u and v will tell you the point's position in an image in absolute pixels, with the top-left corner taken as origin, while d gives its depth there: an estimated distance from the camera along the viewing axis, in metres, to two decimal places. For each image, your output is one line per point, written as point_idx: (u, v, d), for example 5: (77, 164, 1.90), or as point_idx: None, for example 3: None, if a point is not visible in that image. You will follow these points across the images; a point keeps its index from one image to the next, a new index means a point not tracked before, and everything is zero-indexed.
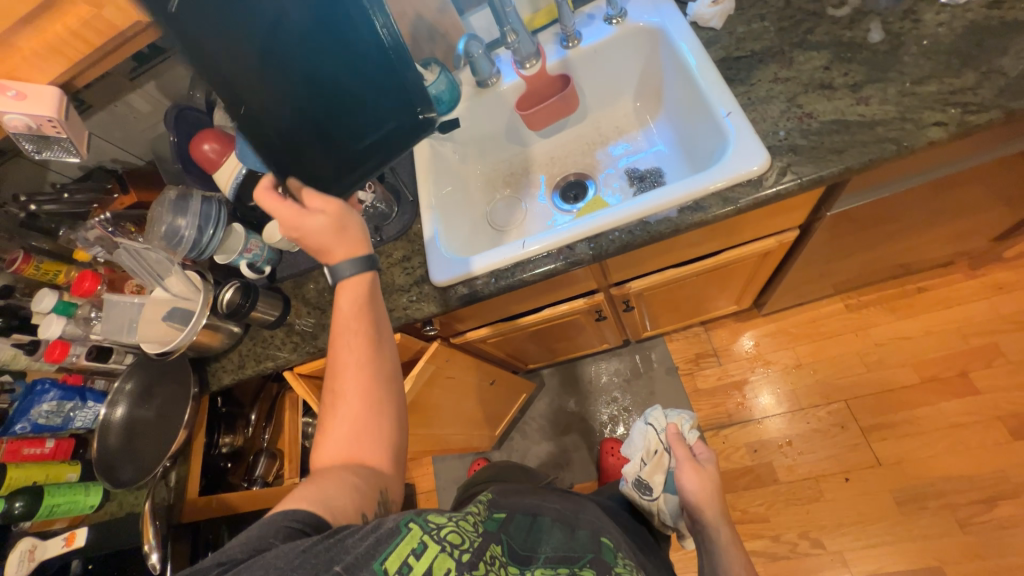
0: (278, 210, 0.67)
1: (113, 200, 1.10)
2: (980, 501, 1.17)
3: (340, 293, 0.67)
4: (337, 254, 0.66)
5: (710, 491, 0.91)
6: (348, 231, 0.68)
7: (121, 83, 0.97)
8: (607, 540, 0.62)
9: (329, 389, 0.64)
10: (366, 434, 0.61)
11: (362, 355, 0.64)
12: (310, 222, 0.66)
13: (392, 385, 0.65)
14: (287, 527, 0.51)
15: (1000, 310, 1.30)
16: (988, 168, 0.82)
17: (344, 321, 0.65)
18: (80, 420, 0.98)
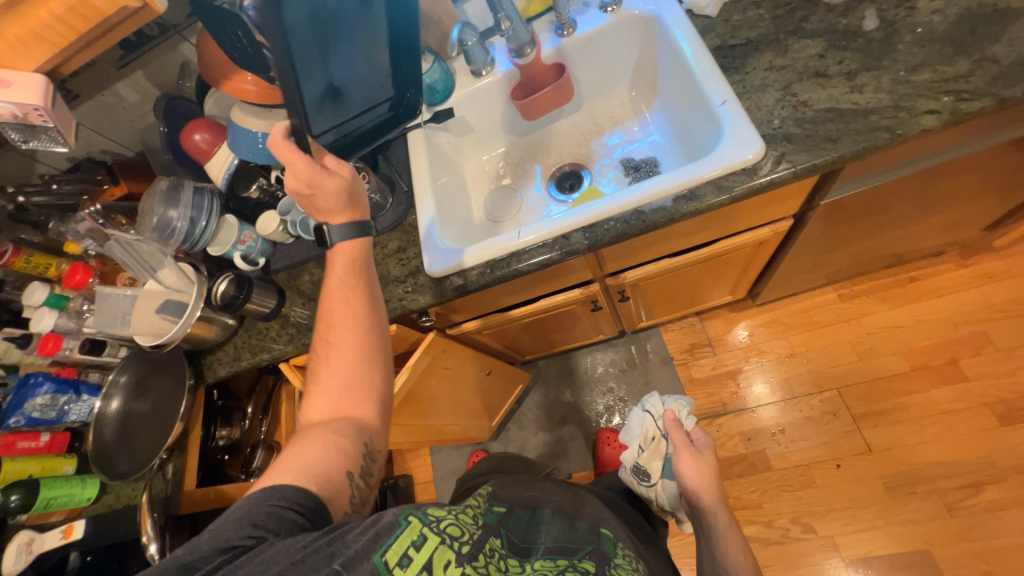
0: (291, 161, 0.67)
1: (103, 191, 1.09)
2: (967, 486, 1.19)
3: (334, 256, 0.71)
4: (337, 219, 0.70)
5: (707, 475, 0.89)
6: (358, 196, 0.72)
7: (109, 72, 0.96)
8: (608, 531, 0.63)
9: (319, 348, 0.67)
10: (354, 389, 0.64)
11: (353, 312, 0.67)
12: (327, 181, 0.68)
13: (382, 344, 0.68)
14: (279, 506, 0.52)
15: (990, 299, 1.32)
16: (980, 157, 0.83)
17: (338, 283, 0.69)
18: (75, 413, 0.97)
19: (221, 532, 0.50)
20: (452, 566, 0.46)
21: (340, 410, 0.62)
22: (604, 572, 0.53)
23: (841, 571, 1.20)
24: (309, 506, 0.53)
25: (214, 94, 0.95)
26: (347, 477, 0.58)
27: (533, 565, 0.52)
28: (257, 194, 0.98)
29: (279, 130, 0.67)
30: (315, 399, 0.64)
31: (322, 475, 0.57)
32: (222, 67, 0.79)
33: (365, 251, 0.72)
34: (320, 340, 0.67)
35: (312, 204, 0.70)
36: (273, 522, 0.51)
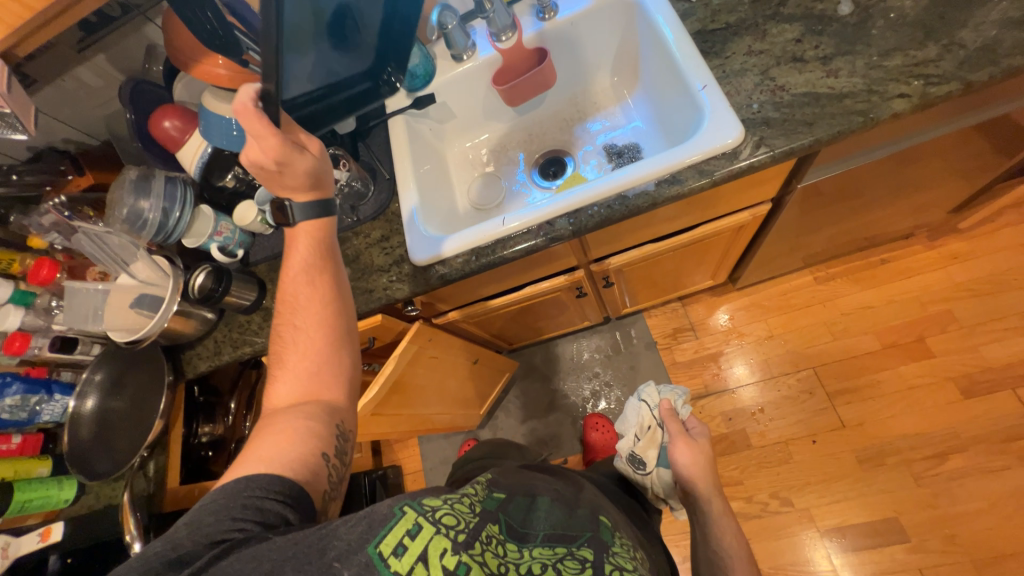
0: (256, 132, 0.61)
1: (67, 181, 1.04)
2: (933, 456, 1.26)
3: (297, 238, 0.69)
4: (300, 196, 0.68)
5: (703, 463, 0.90)
6: (326, 176, 0.70)
7: (68, 55, 0.91)
8: (606, 519, 0.64)
9: (284, 332, 0.67)
10: (323, 373, 0.64)
11: (320, 296, 0.67)
12: (298, 159, 0.65)
13: (349, 330, 0.68)
14: (258, 497, 0.52)
15: (955, 278, 1.38)
16: (946, 141, 0.86)
17: (302, 266, 0.68)
18: (48, 413, 0.94)
19: (200, 527, 0.50)
20: (447, 555, 0.47)
21: (309, 394, 0.63)
22: (602, 558, 0.53)
23: (817, 540, 1.25)
24: (288, 493, 0.54)
25: (185, 79, 0.94)
26: (323, 458, 0.59)
27: (530, 551, 0.52)
28: (232, 183, 0.95)
29: (245, 96, 0.61)
30: (282, 384, 0.64)
31: (297, 459, 0.57)
32: (191, 50, 0.76)
33: (329, 232, 0.71)
34: (285, 324, 0.67)
35: (272, 178, 0.67)
36: (254, 514, 0.51)
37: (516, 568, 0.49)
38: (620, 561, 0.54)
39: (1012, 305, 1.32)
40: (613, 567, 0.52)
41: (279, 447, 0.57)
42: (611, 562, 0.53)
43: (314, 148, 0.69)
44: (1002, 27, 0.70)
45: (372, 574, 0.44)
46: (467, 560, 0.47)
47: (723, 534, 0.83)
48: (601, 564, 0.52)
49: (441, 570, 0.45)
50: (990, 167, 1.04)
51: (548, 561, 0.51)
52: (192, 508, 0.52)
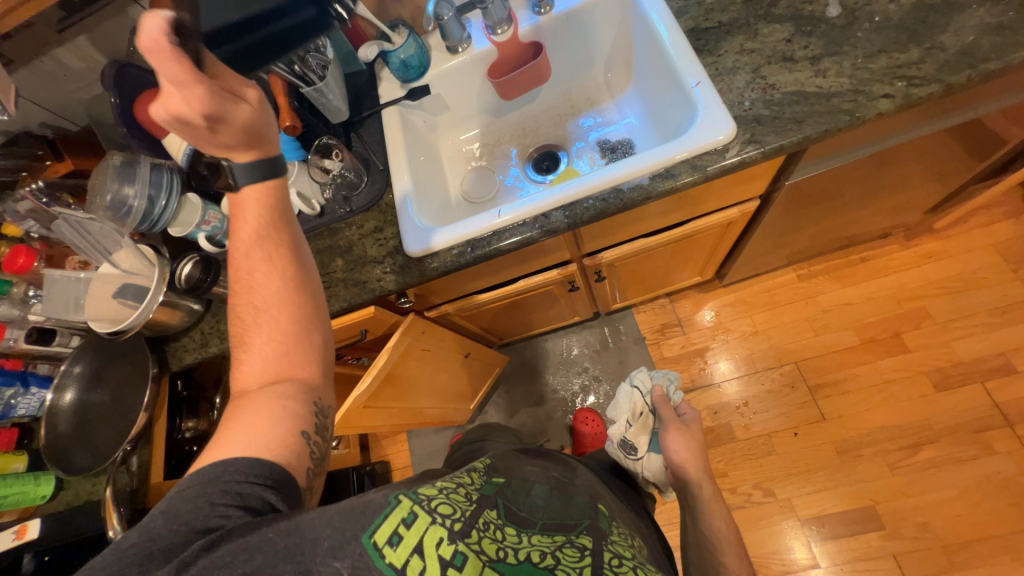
0: (177, 79, 0.53)
1: (44, 166, 1.00)
2: (907, 447, 1.31)
3: (244, 209, 0.64)
4: (239, 155, 0.63)
5: (697, 449, 0.93)
6: (267, 130, 0.64)
7: (48, 35, 0.87)
8: (604, 507, 0.65)
9: (244, 313, 0.63)
10: (293, 350, 0.62)
11: (278, 270, 0.63)
12: (235, 111, 0.59)
13: (317, 305, 0.65)
14: (234, 482, 0.51)
15: (930, 277, 1.43)
16: (923, 143, 0.89)
17: (254, 239, 0.64)
18: (24, 408, 0.90)
19: (180, 515, 0.49)
20: (444, 543, 0.47)
21: (282, 373, 0.60)
22: (601, 546, 0.54)
23: (798, 530, 1.29)
24: (267, 476, 0.52)
25: None
26: (303, 437, 0.58)
27: (529, 536, 0.53)
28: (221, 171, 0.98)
29: (154, 27, 0.50)
30: (248, 365, 0.61)
31: (276, 441, 0.55)
32: None
33: (277, 196, 0.66)
34: (244, 305, 0.63)
35: (200, 135, 0.59)
36: (234, 500, 0.50)
37: (515, 553, 0.49)
38: (618, 549, 0.55)
39: (983, 302, 1.38)
40: (612, 555, 0.53)
41: (254, 431, 0.55)
42: (609, 549, 0.54)
43: (250, 97, 0.62)
44: (981, 32, 0.73)
45: (367, 564, 0.44)
46: (464, 549, 0.47)
47: (712, 515, 0.87)
48: (600, 552, 0.53)
49: (439, 559, 0.46)
50: (965, 169, 1.08)
51: (548, 548, 0.51)
52: (170, 496, 0.51)
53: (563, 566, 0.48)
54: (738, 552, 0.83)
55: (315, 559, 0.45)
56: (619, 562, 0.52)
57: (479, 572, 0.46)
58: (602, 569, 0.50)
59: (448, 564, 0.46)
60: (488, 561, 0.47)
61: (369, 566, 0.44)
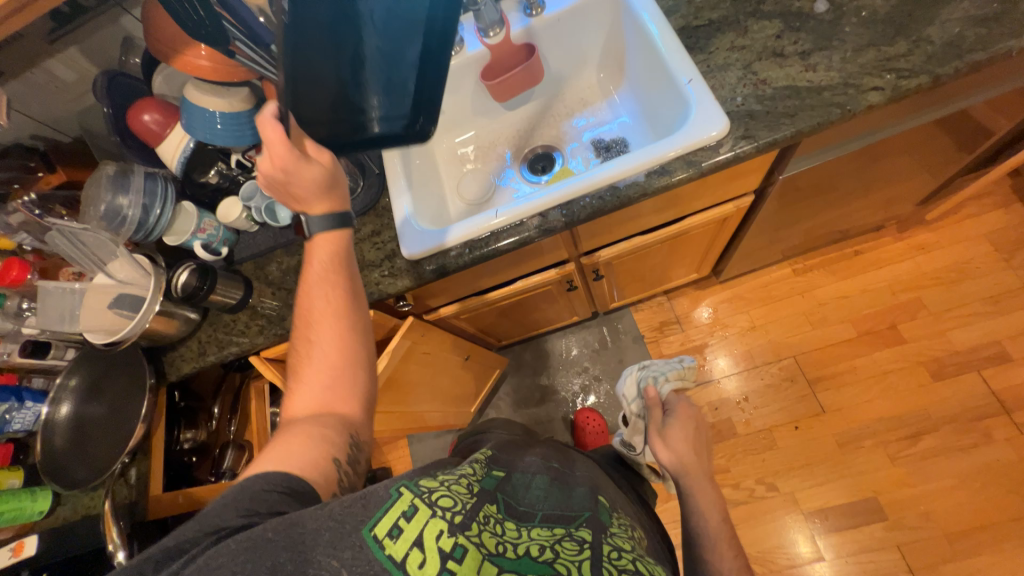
0: (270, 145, 0.62)
1: (37, 179, 1.01)
2: (907, 437, 1.32)
3: (314, 250, 0.69)
4: (314, 208, 0.68)
5: (689, 444, 0.92)
6: (336, 186, 0.69)
7: (39, 47, 0.87)
8: (604, 500, 0.65)
9: (300, 347, 0.67)
10: (338, 385, 0.64)
11: (335, 312, 0.66)
12: (306, 170, 0.64)
13: (365, 344, 0.68)
14: (263, 490, 0.52)
15: (923, 268, 1.45)
16: (911, 135, 0.90)
17: (317, 280, 0.68)
18: (19, 421, 0.88)
19: (206, 519, 0.50)
20: (444, 536, 0.46)
21: (325, 406, 0.63)
22: (601, 539, 0.53)
23: (802, 523, 1.29)
24: (295, 487, 0.53)
25: (164, 71, 0.90)
26: (334, 464, 0.58)
27: (529, 531, 0.52)
28: (215, 179, 0.94)
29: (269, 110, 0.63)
30: (298, 397, 0.64)
31: (309, 463, 0.56)
32: (172, 39, 0.73)
33: (345, 244, 0.71)
34: (301, 339, 0.67)
35: (286, 191, 0.66)
36: (256, 506, 0.50)
37: (514, 547, 0.48)
38: (618, 542, 0.54)
39: (975, 291, 1.40)
40: (611, 547, 0.52)
41: (290, 455, 0.57)
42: (609, 542, 0.53)
43: (326, 158, 0.67)
44: (966, 24, 0.74)
45: (366, 556, 0.44)
46: (463, 541, 0.46)
47: (709, 511, 0.85)
48: (600, 544, 0.52)
49: (439, 551, 0.45)
50: (953, 161, 1.10)
51: (546, 542, 0.50)
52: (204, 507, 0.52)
53: (563, 560, 0.47)
54: (722, 550, 0.80)
55: (315, 549, 0.45)
56: (619, 554, 0.51)
57: (479, 565, 0.45)
58: (602, 562, 0.48)
59: (448, 557, 0.45)
60: (488, 554, 0.46)
61: (367, 558, 0.44)
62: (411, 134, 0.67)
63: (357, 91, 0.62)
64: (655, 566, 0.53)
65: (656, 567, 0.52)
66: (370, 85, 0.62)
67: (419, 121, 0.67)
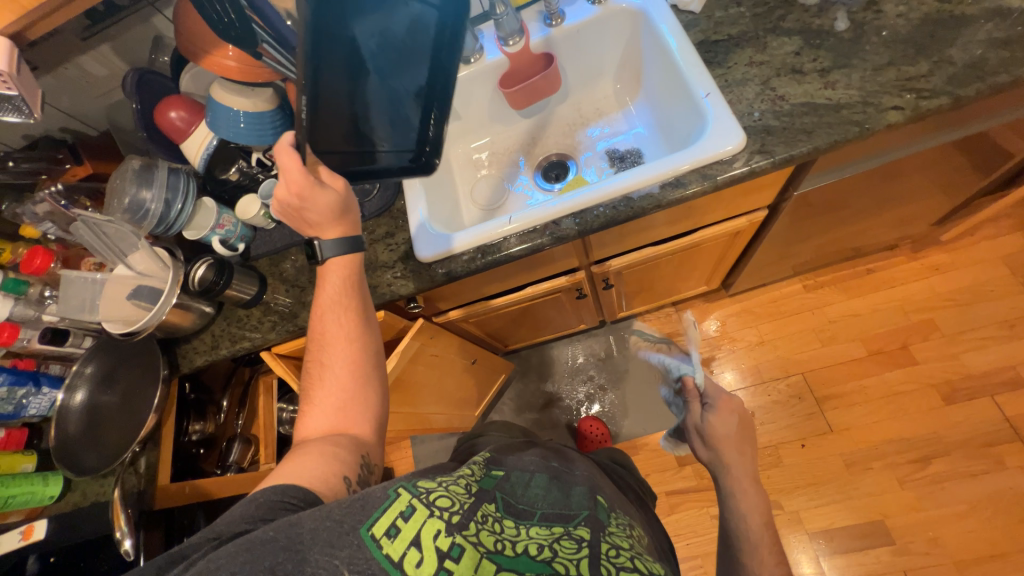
0: (286, 173, 0.65)
1: (64, 170, 1.01)
2: (917, 460, 1.29)
3: (327, 272, 0.72)
4: (327, 232, 0.70)
5: (727, 436, 0.90)
6: (348, 211, 0.71)
7: (73, 43, 0.90)
8: (603, 499, 0.63)
9: (312, 370, 0.70)
10: (349, 406, 0.66)
11: (347, 334, 0.69)
12: (320, 196, 0.67)
13: (375, 366, 0.70)
14: (273, 499, 0.53)
15: (937, 288, 1.43)
16: (929, 156, 0.90)
17: (330, 303, 0.71)
18: (34, 407, 0.90)
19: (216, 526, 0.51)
20: (441, 535, 0.46)
21: (338, 427, 0.65)
22: (599, 537, 0.53)
23: (806, 544, 1.28)
24: (304, 500, 0.55)
25: (192, 70, 0.93)
26: (345, 482, 0.59)
27: (527, 529, 0.52)
28: (236, 177, 0.96)
29: (285, 139, 0.67)
30: (310, 418, 0.67)
31: (320, 478, 0.58)
32: (201, 39, 0.75)
33: (357, 266, 0.73)
34: (313, 361, 0.70)
35: (301, 215, 0.70)
36: (265, 514, 0.52)
37: (512, 545, 0.48)
38: (616, 540, 0.53)
39: (992, 314, 1.38)
40: (609, 545, 0.51)
41: (301, 470, 0.58)
42: (607, 540, 0.52)
43: (340, 184, 0.69)
44: (988, 46, 0.74)
45: (365, 555, 0.44)
46: (461, 541, 0.46)
47: (749, 513, 0.81)
48: (598, 542, 0.51)
49: (436, 550, 0.45)
50: (971, 183, 1.09)
51: (545, 541, 0.50)
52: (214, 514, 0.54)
53: (561, 559, 0.47)
54: (763, 556, 0.75)
55: (312, 548, 0.46)
56: (617, 552, 0.50)
57: (477, 563, 0.45)
58: (601, 560, 0.48)
59: (444, 556, 0.45)
60: (486, 552, 0.46)
61: (365, 557, 0.44)
62: (417, 169, 0.73)
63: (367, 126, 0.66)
64: (654, 564, 0.52)
65: (655, 565, 0.52)
66: (379, 122, 0.67)
67: (425, 158, 0.73)
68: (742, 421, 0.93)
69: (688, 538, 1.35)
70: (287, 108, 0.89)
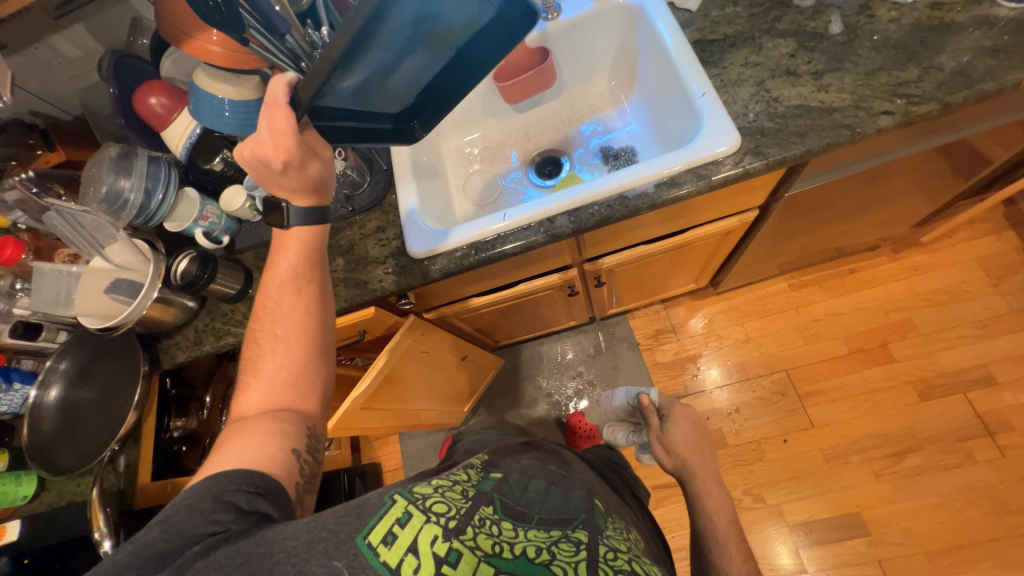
0: (276, 129, 0.60)
1: (35, 157, 0.98)
2: (893, 454, 1.34)
3: (286, 238, 0.68)
4: (298, 199, 0.67)
5: (687, 443, 0.92)
6: (329, 183, 0.69)
7: (44, 22, 0.86)
8: (600, 503, 0.64)
9: (261, 339, 0.66)
10: (299, 382, 0.64)
11: (303, 306, 0.66)
12: (306, 166, 0.64)
13: (328, 343, 0.68)
14: (232, 490, 0.52)
15: (916, 289, 1.47)
16: (911, 160, 0.92)
17: (289, 274, 0.67)
18: (5, 404, 0.85)
19: (173, 523, 0.49)
20: (439, 540, 0.46)
21: (284, 403, 0.62)
22: (597, 541, 0.53)
23: (785, 535, 1.31)
24: (261, 485, 0.54)
25: (173, 54, 0.88)
26: (293, 454, 0.59)
27: (526, 532, 0.52)
28: (220, 167, 0.95)
29: (278, 87, 0.59)
30: (253, 391, 0.63)
31: (270, 457, 0.57)
32: (184, 23, 0.72)
33: (321, 239, 0.70)
34: (264, 330, 0.66)
35: (271, 177, 0.65)
36: (226, 510, 0.50)
37: (511, 547, 0.48)
38: (614, 543, 0.54)
39: (965, 314, 1.43)
40: (608, 548, 0.52)
41: (251, 450, 0.57)
42: (605, 543, 0.53)
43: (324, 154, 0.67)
44: (976, 54, 0.76)
45: (361, 564, 0.44)
46: (459, 545, 0.46)
47: (715, 514, 0.83)
48: (596, 545, 0.52)
49: (433, 556, 0.45)
50: (950, 187, 1.12)
51: (543, 544, 0.50)
52: (166, 507, 0.52)
53: (559, 562, 0.47)
54: (731, 554, 0.78)
55: (309, 560, 0.45)
56: (615, 556, 0.51)
57: (474, 568, 0.45)
58: (598, 564, 0.49)
59: (442, 562, 0.45)
60: (484, 557, 0.46)
61: (362, 564, 0.44)
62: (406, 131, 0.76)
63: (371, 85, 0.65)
64: (650, 567, 0.53)
65: (651, 568, 0.52)
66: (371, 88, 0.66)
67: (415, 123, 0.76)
68: (696, 424, 0.96)
69: (674, 531, 1.37)
70: None
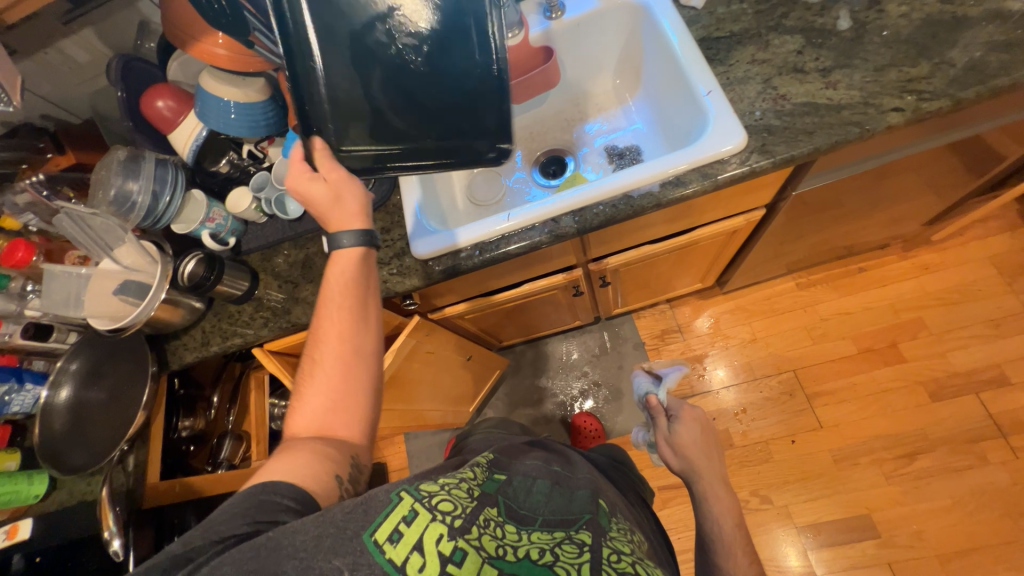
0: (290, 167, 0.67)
1: (46, 160, 0.99)
2: (903, 455, 1.32)
3: (333, 263, 0.68)
4: (332, 224, 0.67)
5: (695, 445, 0.90)
6: (343, 200, 0.67)
7: (54, 27, 0.87)
8: (605, 504, 0.64)
9: (307, 363, 0.67)
10: (340, 410, 0.63)
11: (341, 330, 0.65)
12: (312, 188, 0.66)
13: (371, 370, 0.66)
14: (271, 499, 0.52)
15: (927, 288, 1.45)
16: (922, 158, 0.91)
17: (326, 296, 0.67)
18: (17, 404, 0.87)
19: (211, 525, 0.50)
20: (444, 539, 0.46)
21: (325, 428, 0.62)
22: (601, 543, 0.52)
23: (793, 537, 1.30)
24: (300, 501, 0.53)
25: (180, 57, 0.90)
26: (336, 480, 0.58)
27: (529, 534, 0.51)
28: (226, 168, 0.96)
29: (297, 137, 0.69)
30: (299, 414, 0.64)
31: (314, 477, 0.56)
32: (190, 25, 0.72)
33: (363, 264, 0.68)
34: (309, 355, 0.66)
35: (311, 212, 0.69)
36: (260, 515, 0.50)
37: (514, 550, 0.48)
38: (618, 545, 0.53)
39: (977, 313, 1.40)
40: (611, 550, 0.51)
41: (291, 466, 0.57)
42: (609, 545, 0.52)
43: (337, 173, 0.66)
44: (988, 49, 0.74)
45: (367, 562, 0.44)
46: (463, 545, 0.46)
47: (722, 516, 0.83)
48: (599, 547, 0.51)
49: (438, 555, 0.45)
50: (961, 185, 1.10)
51: (546, 545, 0.50)
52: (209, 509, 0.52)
53: (563, 562, 0.47)
54: (737, 559, 0.78)
55: (316, 556, 0.45)
56: (618, 557, 0.50)
57: (479, 568, 0.45)
58: (602, 565, 0.48)
59: (447, 561, 0.45)
60: (488, 557, 0.46)
61: (367, 562, 0.44)
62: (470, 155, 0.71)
63: (395, 108, 0.66)
64: (655, 569, 0.53)
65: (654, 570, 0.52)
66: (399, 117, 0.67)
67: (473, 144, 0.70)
68: (704, 425, 0.93)
69: (680, 532, 1.36)
70: (279, 98, 0.85)
